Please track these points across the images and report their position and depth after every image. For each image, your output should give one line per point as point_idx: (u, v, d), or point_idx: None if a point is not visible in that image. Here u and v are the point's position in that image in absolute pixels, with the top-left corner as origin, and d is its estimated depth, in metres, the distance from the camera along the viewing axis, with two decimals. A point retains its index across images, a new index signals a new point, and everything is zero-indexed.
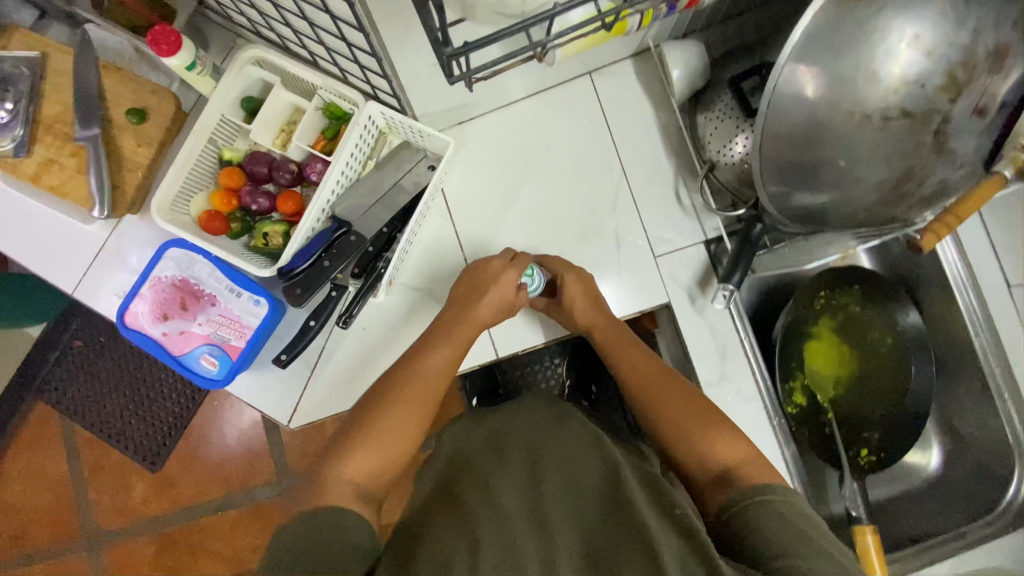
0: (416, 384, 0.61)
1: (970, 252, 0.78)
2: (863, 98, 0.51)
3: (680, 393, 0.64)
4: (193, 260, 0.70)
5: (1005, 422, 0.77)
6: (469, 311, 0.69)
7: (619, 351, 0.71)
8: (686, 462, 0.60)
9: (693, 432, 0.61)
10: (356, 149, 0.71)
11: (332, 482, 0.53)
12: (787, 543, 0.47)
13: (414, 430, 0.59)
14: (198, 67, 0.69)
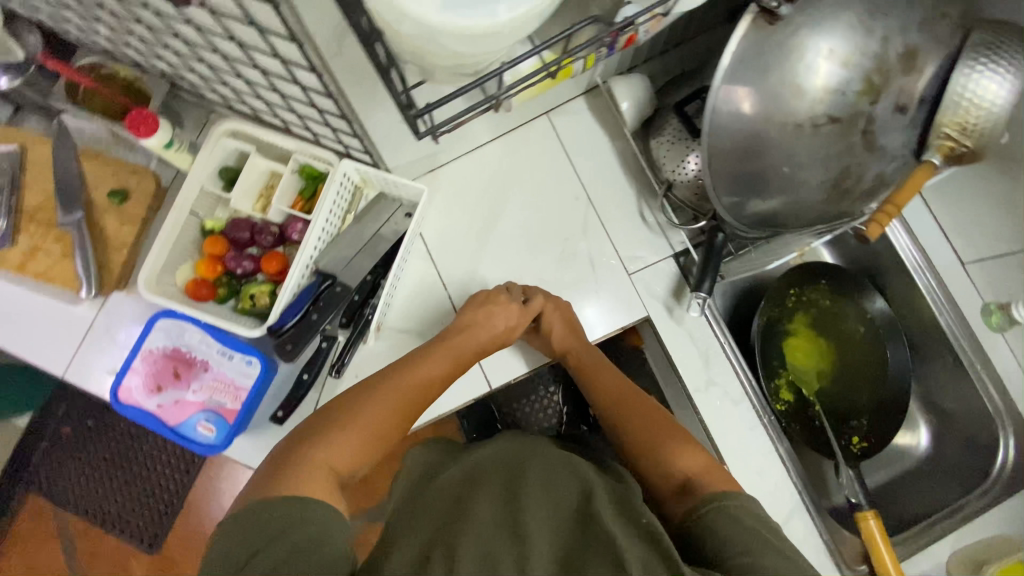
0: (397, 389, 0.63)
1: (923, 237, 0.82)
2: (792, 110, 0.55)
3: (645, 411, 0.70)
4: (182, 329, 0.71)
5: (983, 393, 0.81)
6: (467, 340, 0.71)
7: (593, 371, 0.76)
8: (654, 476, 0.64)
9: (663, 446, 0.65)
10: (335, 205, 0.74)
11: (308, 461, 0.53)
12: (744, 541, 0.49)
13: (385, 428, 0.61)
14: (176, 143, 0.73)
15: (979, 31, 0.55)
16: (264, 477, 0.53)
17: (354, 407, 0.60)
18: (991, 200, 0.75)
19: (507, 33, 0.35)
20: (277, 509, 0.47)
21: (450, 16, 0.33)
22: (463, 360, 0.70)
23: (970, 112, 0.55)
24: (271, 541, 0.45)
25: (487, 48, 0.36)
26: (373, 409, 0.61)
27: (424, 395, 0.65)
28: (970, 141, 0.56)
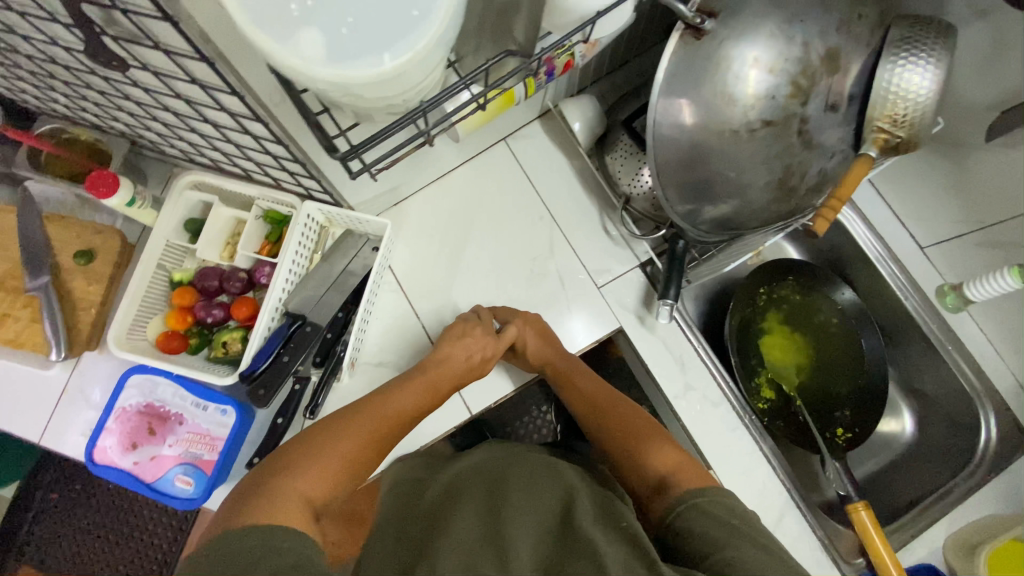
0: (372, 419, 0.63)
1: (880, 227, 0.84)
2: (728, 117, 0.57)
3: (623, 414, 0.70)
4: (155, 384, 0.71)
5: (958, 372, 0.82)
6: (435, 371, 0.71)
7: (570, 375, 0.76)
8: (633, 481, 0.64)
9: (640, 445, 0.65)
10: (301, 246, 0.74)
11: (283, 491, 0.52)
12: (720, 537, 0.49)
13: (362, 454, 0.60)
14: (138, 201, 0.73)
15: (898, 27, 0.57)
16: (238, 507, 0.51)
17: (328, 437, 0.59)
18: (936, 182, 0.77)
19: (395, 77, 0.35)
20: (251, 537, 0.46)
21: (338, 67, 0.33)
22: (437, 385, 0.70)
23: (897, 103, 0.57)
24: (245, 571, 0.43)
25: (389, 90, 0.37)
26: (347, 440, 0.60)
27: (400, 423, 0.65)
28: (902, 131, 0.58)
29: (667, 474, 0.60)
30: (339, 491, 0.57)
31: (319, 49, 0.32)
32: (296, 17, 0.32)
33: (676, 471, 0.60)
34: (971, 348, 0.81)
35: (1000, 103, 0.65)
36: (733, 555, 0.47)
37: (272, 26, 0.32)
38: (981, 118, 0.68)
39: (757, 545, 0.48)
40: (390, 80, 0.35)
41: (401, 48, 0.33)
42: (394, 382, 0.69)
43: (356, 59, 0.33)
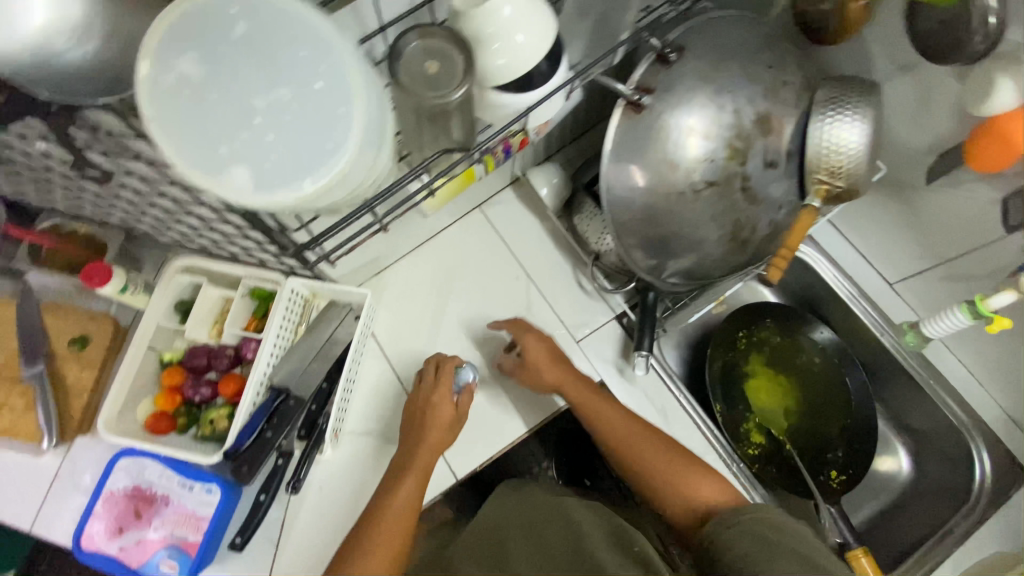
0: (388, 524, 0.61)
1: (847, 266, 0.87)
2: (673, 180, 0.62)
3: (659, 443, 0.67)
4: (142, 466, 0.73)
5: (943, 405, 0.82)
6: (427, 440, 0.71)
7: (584, 396, 0.72)
8: (672, 511, 0.63)
9: (682, 477, 0.63)
10: (286, 320, 0.76)
11: None
12: (758, 553, 0.49)
13: (398, 532, 0.61)
14: (131, 287, 0.77)
15: (824, 88, 0.62)
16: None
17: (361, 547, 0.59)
18: (892, 223, 0.80)
19: (322, 195, 0.38)
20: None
21: (265, 195, 0.36)
22: (440, 444, 0.72)
23: (831, 158, 0.61)
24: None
25: (324, 200, 0.39)
26: (377, 534, 0.61)
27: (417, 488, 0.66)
28: (842, 181, 0.62)
29: (699, 505, 0.61)
30: None
31: (246, 181, 0.35)
32: (223, 158, 0.35)
33: (707, 494, 0.61)
34: (953, 381, 0.82)
35: (935, 147, 0.67)
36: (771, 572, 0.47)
37: (202, 166, 0.35)
38: (920, 162, 0.71)
39: (795, 561, 0.48)
40: (315, 200, 0.38)
41: (321, 174, 0.36)
42: (400, 460, 0.70)
43: (280, 186, 0.36)
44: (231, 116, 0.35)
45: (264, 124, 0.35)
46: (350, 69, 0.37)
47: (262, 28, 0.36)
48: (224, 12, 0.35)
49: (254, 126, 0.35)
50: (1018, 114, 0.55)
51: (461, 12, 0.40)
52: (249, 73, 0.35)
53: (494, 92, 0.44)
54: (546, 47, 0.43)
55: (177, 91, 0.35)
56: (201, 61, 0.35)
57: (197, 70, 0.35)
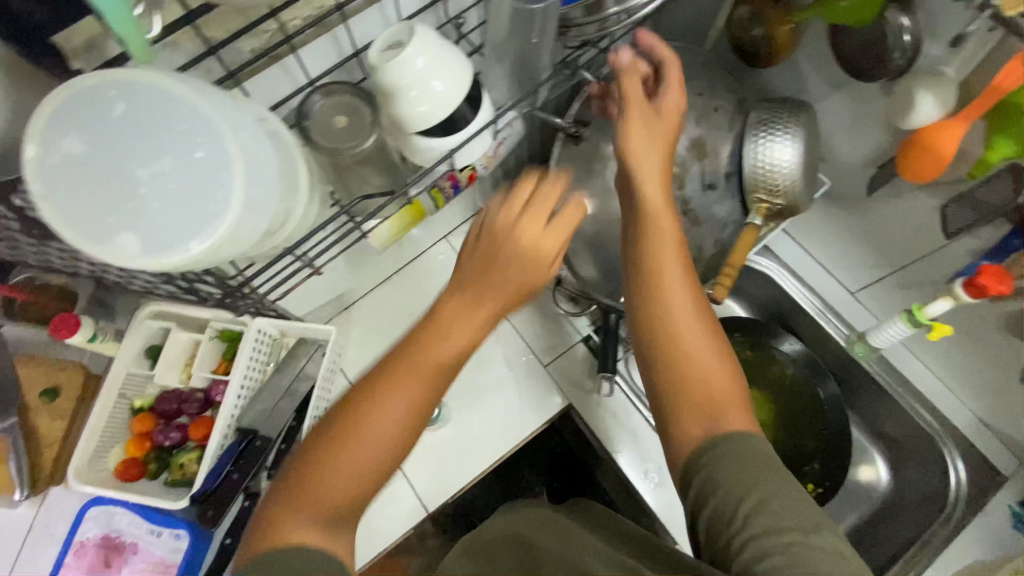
0: (372, 418, 0.42)
1: (807, 277, 0.87)
2: None
3: (708, 329, 0.51)
4: (112, 514, 0.74)
5: (913, 413, 0.82)
6: (507, 276, 0.45)
7: (650, 244, 0.52)
8: (675, 426, 0.49)
9: (719, 385, 0.49)
10: (254, 360, 0.76)
11: (298, 523, 0.40)
12: (739, 493, 0.43)
13: (415, 406, 0.44)
14: (101, 335, 0.77)
15: (756, 111, 0.64)
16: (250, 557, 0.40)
17: (364, 409, 0.43)
18: (845, 234, 0.81)
19: (212, 255, 0.40)
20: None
21: (150, 260, 0.38)
22: (522, 290, 0.46)
23: (768, 177, 0.63)
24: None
25: (224, 255, 0.41)
26: (400, 398, 0.43)
27: (465, 342, 0.45)
28: (781, 200, 0.64)
29: (707, 429, 0.47)
30: (354, 491, 0.42)
31: (134, 247, 0.38)
32: (113, 226, 0.37)
33: (722, 414, 0.48)
34: (921, 387, 0.82)
35: (874, 159, 0.69)
36: (755, 515, 0.41)
37: (90, 236, 0.37)
38: (862, 174, 0.72)
39: (777, 496, 0.42)
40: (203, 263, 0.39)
41: (206, 234, 0.38)
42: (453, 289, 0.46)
43: (165, 253, 0.38)
44: (118, 189, 0.37)
45: (149, 195, 0.38)
46: (226, 139, 0.38)
47: (141, 103, 0.37)
48: (104, 88, 0.37)
49: (140, 197, 0.38)
50: (944, 126, 0.56)
51: (377, 66, 0.42)
52: (132, 149, 0.37)
53: (418, 136, 0.46)
54: (464, 92, 0.45)
55: (65, 166, 0.37)
56: (85, 139, 0.37)
57: (82, 147, 0.37)
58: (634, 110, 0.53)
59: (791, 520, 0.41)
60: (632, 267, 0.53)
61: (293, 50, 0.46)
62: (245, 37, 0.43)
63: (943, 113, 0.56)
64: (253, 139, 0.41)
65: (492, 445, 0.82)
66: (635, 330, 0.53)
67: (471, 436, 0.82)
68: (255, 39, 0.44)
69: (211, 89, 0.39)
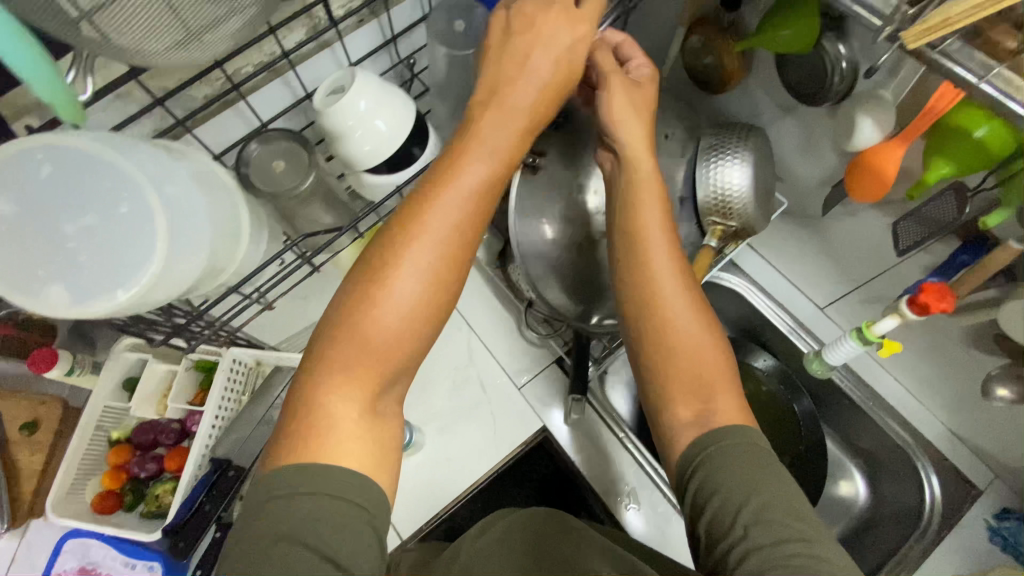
0: (419, 232, 0.44)
1: (776, 294, 0.89)
2: None
3: (686, 295, 0.54)
4: (87, 546, 0.75)
5: (887, 427, 0.82)
6: (524, 80, 0.49)
7: (631, 222, 0.55)
8: (665, 419, 0.52)
9: (703, 334, 0.53)
10: (228, 389, 0.78)
11: (332, 400, 0.42)
12: (744, 487, 0.44)
13: (456, 224, 0.45)
14: (78, 368, 0.78)
15: (706, 136, 0.66)
16: (288, 453, 0.40)
17: (409, 230, 0.44)
18: (809, 251, 0.82)
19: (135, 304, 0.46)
20: (306, 477, 0.38)
21: (79, 307, 0.43)
22: (550, 93, 0.50)
23: (720, 200, 0.64)
24: (273, 545, 0.36)
25: (147, 304, 0.47)
26: (444, 209, 0.45)
27: (503, 150, 0.48)
28: (735, 221, 0.66)
29: (700, 415, 0.50)
30: (410, 330, 0.44)
31: (62, 297, 0.43)
32: (44, 280, 0.43)
33: (711, 397, 0.50)
34: (892, 402, 0.82)
35: (828, 179, 0.71)
36: (756, 510, 0.43)
37: (20, 288, 0.43)
38: (819, 193, 0.73)
39: (776, 490, 0.44)
40: (129, 308, 0.45)
41: (131, 285, 0.44)
42: (484, 97, 0.49)
43: (93, 300, 0.43)
44: (47, 244, 0.43)
45: (77, 247, 0.44)
46: (148, 195, 0.45)
47: (66, 165, 0.43)
48: (31, 154, 0.43)
49: (68, 250, 0.44)
50: (884, 149, 0.58)
51: (320, 108, 0.45)
52: (58, 207, 0.44)
53: (364, 173, 0.49)
54: (407, 131, 0.48)
55: None
56: (13, 202, 0.42)
57: (9, 207, 0.42)
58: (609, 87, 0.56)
59: (793, 530, 0.42)
60: (621, 239, 0.56)
61: (242, 96, 0.55)
62: (198, 86, 0.52)
63: (883, 136, 0.58)
64: (177, 192, 0.48)
65: (466, 469, 0.83)
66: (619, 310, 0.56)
67: (445, 459, 0.83)
68: (206, 87, 0.53)
69: (134, 151, 0.46)
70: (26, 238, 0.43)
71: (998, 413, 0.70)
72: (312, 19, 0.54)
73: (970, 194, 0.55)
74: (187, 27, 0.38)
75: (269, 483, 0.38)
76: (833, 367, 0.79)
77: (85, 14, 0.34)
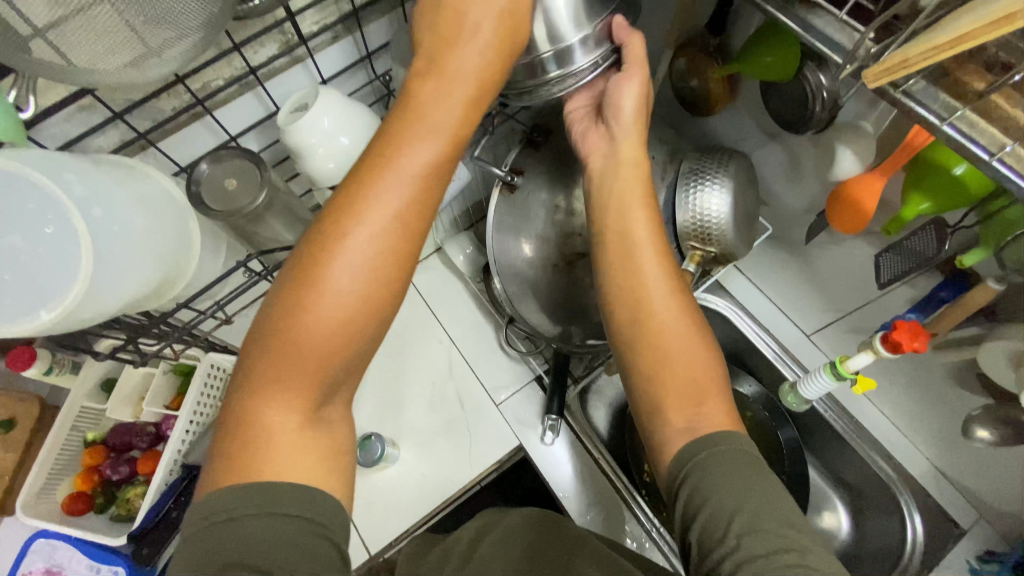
0: (353, 229, 0.42)
1: (761, 318, 0.87)
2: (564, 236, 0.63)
3: (674, 298, 0.50)
4: (55, 547, 0.76)
5: (870, 460, 0.80)
6: (472, 41, 0.45)
7: (622, 225, 0.52)
8: (654, 431, 0.47)
9: (686, 342, 0.48)
10: (204, 395, 0.78)
11: (264, 417, 0.40)
12: (734, 501, 0.40)
13: (395, 216, 0.43)
14: (57, 368, 0.74)
15: (687, 161, 0.66)
16: (226, 476, 0.38)
17: (351, 209, 0.42)
18: (795, 276, 0.80)
19: (66, 323, 0.46)
20: (251, 500, 0.36)
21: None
22: (500, 56, 0.46)
23: (698, 225, 0.64)
24: (227, 571, 0.34)
25: (81, 321, 0.48)
26: (382, 198, 0.42)
27: (447, 130, 0.45)
28: (714, 247, 0.65)
29: (689, 421, 0.45)
30: (348, 330, 0.42)
31: None
32: None
33: (702, 402, 0.46)
34: (877, 434, 0.80)
35: (812, 207, 0.70)
36: (749, 526, 0.38)
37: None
38: (803, 220, 0.72)
39: (768, 505, 0.40)
40: (57, 327, 0.46)
41: (55, 303, 0.45)
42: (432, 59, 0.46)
43: (14, 321, 0.44)
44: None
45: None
46: (74, 217, 0.46)
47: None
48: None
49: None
50: (864, 179, 0.57)
51: (285, 126, 0.49)
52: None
53: (328, 187, 0.53)
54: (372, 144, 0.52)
55: None
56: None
57: None
58: (631, 77, 0.51)
59: (784, 540, 0.37)
60: (604, 241, 0.53)
61: (208, 110, 0.56)
62: (165, 98, 0.54)
63: (864, 166, 0.57)
64: (107, 214, 0.50)
65: (438, 488, 0.81)
66: (614, 305, 0.51)
67: (419, 475, 0.82)
68: (174, 100, 0.55)
69: (64, 172, 0.47)
70: None
71: (981, 454, 0.68)
72: (284, 34, 0.57)
73: (950, 230, 0.54)
74: (145, 44, 0.38)
75: (214, 506, 0.36)
76: (808, 401, 0.77)
77: (39, 32, 0.35)
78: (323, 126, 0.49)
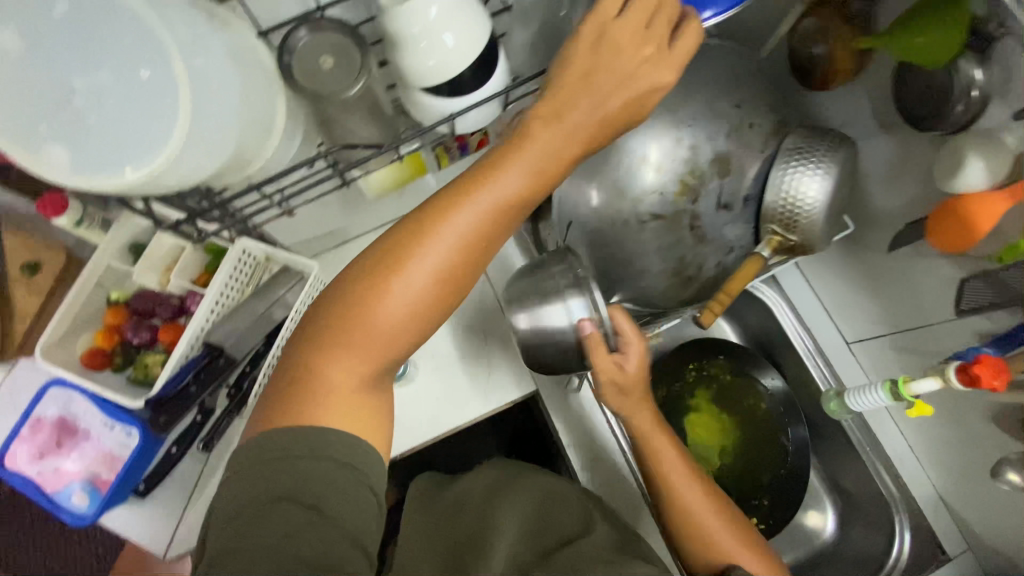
0: (437, 236, 0.43)
1: (806, 316, 0.85)
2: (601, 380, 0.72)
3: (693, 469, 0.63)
4: (70, 398, 0.77)
5: (876, 475, 0.80)
6: (592, 101, 0.45)
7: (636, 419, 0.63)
8: (689, 551, 0.60)
9: (705, 510, 0.60)
10: (233, 279, 0.75)
11: (322, 376, 0.43)
12: None
13: (480, 228, 0.44)
14: (87, 221, 0.73)
15: (793, 136, 0.61)
16: (282, 419, 0.41)
17: (445, 213, 0.43)
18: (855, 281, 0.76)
19: (147, 184, 0.46)
20: (298, 444, 0.40)
21: (79, 175, 0.44)
22: (612, 124, 0.46)
23: (788, 209, 0.60)
24: (272, 503, 0.38)
25: (160, 185, 0.47)
26: (472, 207, 0.43)
27: (553, 157, 0.45)
28: (796, 236, 0.61)
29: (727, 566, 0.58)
30: (413, 324, 0.44)
31: (63, 159, 0.44)
32: (43, 135, 0.43)
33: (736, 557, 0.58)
34: (891, 452, 0.80)
35: (907, 212, 0.64)
36: None
37: (22, 141, 0.42)
38: (889, 227, 0.67)
39: None
40: (137, 186, 0.46)
41: (139, 162, 0.45)
42: (546, 105, 0.45)
43: (98, 172, 0.44)
44: (54, 95, 0.43)
45: (84, 107, 0.43)
46: (174, 63, 0.44)
47: (83, 9, 0.42)
48: None
49: (74, 108, 0.43)
50: (989, 197, 0.52)
51: (389, 8, 0.46)
52: (69, 57, 0.42)
53: (418, 89, 0.50)
54: (475, 52, 0.48)
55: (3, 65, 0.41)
56: (17, 38, 0.41)
57: (14, 43, 0.41)
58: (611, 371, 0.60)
59: None
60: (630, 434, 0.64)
61: None
62: None
63: (993, 183, 0.51)
64: (207, 65, 0.48)
65: (448, 414, 0.82)
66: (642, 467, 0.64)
67: (431, 400, 0.82)
68: None
69: (167, 13, 0.45)
70: (29, 83, 0.42)
71: (997, 493, 0.68)
72: None
73: None
74: None
75: (259, 448, 0.40)
76: (851, 412, 0.76)
77: None
78: (428, 15, 0.45)
